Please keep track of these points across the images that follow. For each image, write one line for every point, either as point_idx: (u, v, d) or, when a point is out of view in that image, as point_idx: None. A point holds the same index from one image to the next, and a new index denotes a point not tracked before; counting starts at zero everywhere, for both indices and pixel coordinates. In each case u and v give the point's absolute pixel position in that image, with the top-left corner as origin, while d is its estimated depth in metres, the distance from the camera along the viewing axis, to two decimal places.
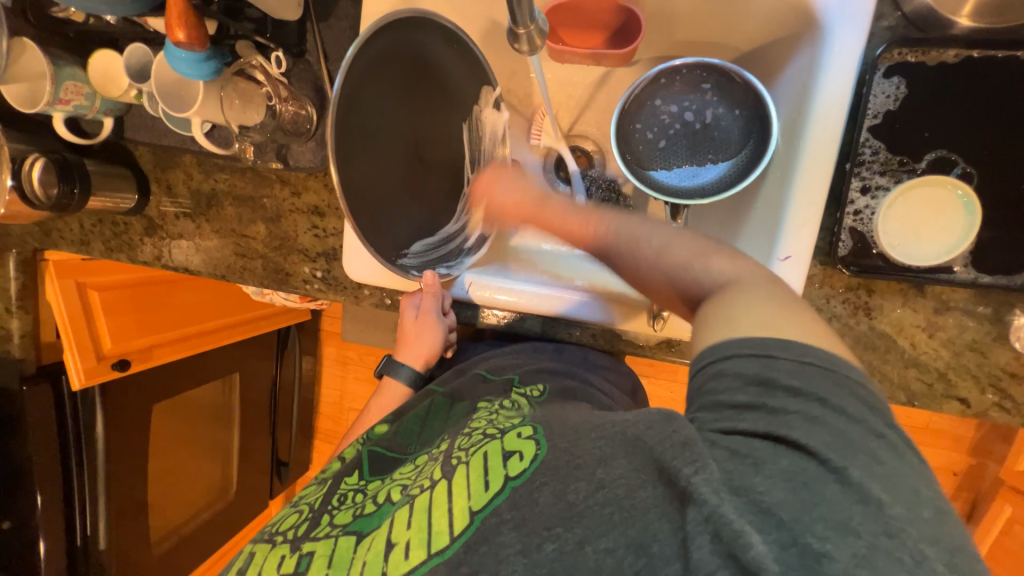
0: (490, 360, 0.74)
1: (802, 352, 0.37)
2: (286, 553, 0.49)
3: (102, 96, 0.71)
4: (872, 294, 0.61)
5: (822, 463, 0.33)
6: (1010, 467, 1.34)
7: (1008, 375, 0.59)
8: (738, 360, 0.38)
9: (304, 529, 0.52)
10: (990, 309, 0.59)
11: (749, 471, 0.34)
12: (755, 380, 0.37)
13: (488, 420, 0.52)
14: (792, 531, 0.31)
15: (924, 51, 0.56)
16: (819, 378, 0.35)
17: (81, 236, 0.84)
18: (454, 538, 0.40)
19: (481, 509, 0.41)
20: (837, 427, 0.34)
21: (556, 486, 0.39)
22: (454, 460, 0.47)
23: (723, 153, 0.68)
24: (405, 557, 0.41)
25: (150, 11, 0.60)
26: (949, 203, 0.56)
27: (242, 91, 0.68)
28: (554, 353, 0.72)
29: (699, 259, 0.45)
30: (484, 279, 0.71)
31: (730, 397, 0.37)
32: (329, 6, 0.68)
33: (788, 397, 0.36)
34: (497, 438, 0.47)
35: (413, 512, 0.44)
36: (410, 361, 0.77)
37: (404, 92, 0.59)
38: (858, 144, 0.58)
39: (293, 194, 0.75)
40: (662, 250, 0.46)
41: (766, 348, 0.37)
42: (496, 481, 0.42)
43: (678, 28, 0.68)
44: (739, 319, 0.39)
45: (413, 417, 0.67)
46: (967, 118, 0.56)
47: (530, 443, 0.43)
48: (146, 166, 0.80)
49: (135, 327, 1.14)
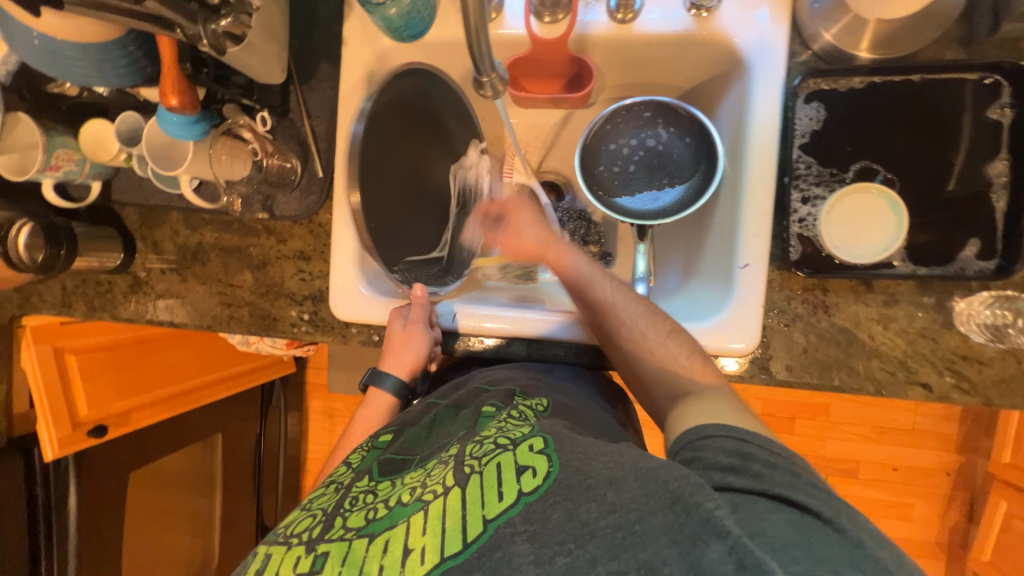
0: (487, 375, 0.74)
1: (769, 445, 0.47)
2: (302, 554, 0.49)
3: (91, 162, 0.74)
4: (827, 293, 0.66)
5: (815, 518, 0.40)
6: (999, 460, 1.36)
7: (961, 357, 0.63)
8: (718, 440, 0.48)
9: (319, 530, 0.51)
10: (934, 298, 0.64)
11: (755, 519, 0.40)
12: (736, 452, 0.46)
13: (497, 428, 0.54)
14: (804, 564, 0.36)
15: (834, 80, 0.65)
16: (780, 451, 0.46)
17: (62, 298, 0.85)
18: (467, 545, 0.43)
19: (494, 517, 0.44)
20: (811, 489, 0.43)
21: (568, 506, 0.42)
22: (466, 467, 0.49)
23: (678, 178, 0.75)
24: (422, 561, 0.43)
25: (143, 84, 0.64)
26: (877, 206, 0.62)
27: (229, 148, 0.72)
28: (545, 371, 0.73)
29: (688, 364, 0.59)
30: (472, 307, 0.74)
31: (716, 462, 0.46)
32: (311, 70, 0.75)
33: (768, 466, 0.44)
34: (509, 449, 0.49)
35: (428, 519, 0.46)
36: (393, 372, 0.74)
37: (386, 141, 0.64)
38: (792, 161, 0.66)
39: (278, 241, 0.78)
40: (668, 337, 0.61)
41: (739, 433, 0.48)
42: (510, 493, 0.45)
43: (626, 74, 0.77)
44: (726, 415, 0.51)
45: (419, 427, 0.67)
46: (879, 133, 0.65)
47: (542, 459, 0.47)
48: (132, 226, 0.82)
49: (115, 390, 1.12)
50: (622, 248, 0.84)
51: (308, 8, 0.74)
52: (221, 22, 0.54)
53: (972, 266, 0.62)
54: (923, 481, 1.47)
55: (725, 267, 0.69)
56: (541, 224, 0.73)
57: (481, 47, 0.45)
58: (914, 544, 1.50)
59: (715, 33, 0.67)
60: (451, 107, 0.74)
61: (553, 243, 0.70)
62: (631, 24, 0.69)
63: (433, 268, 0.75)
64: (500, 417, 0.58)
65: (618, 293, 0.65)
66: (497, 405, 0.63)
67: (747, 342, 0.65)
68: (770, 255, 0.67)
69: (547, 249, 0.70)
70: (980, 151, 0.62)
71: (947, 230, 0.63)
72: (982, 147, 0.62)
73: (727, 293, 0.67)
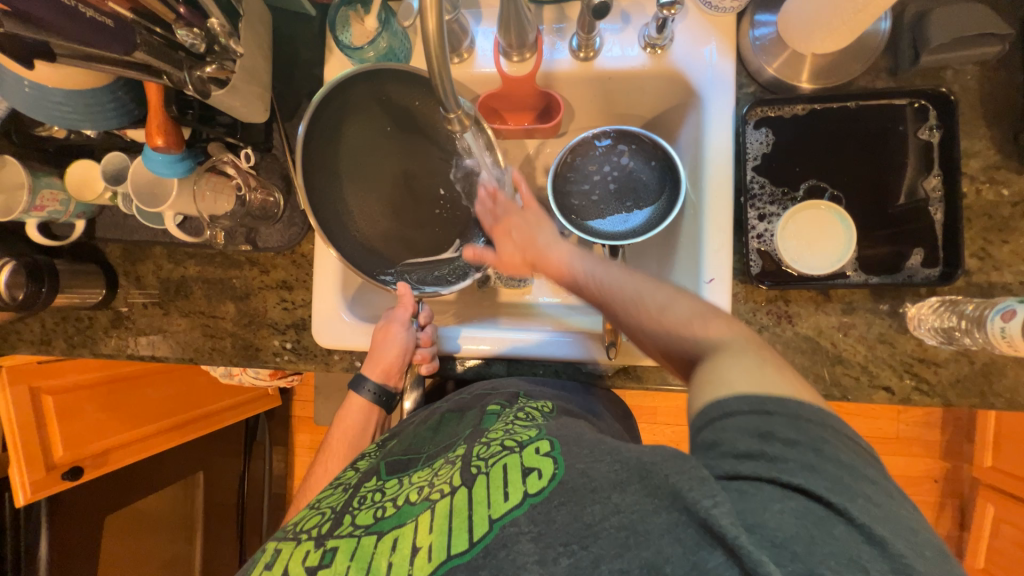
0: (491, 382, 0.74)
1: (794, 412, 0.42)
2: (311, 549, 0.52)
3: (77, 202, 0.76)
4: (789, 303, 0.69)
5: (829, 507, 0.38)
6: (981, 464, 1.36)
7: (918, 361, 0.66)
8: (739, 417, 0.43)
9: (327, 527, 0.54)
10: (888, 305, 0.67)
11: (759, 510, 0.38)
12: (757, 433, 0.42)
13: (505, 429, 0.56)
14: (806, 563, 0.35)
15: (779, 108, 0.70)
16: (811, 431, 0.41)
17: (41, 336, 0.84)
18: (475, 543, 0.44)
19: (500, 516, 0.45)
20: (835, 474, 0.39)
21: (571, 507, 0.43)
22: (474, 468, 0.51)
23: (646, 201, 0.79)
24: (429, 558, 0.45)
25: (131, 126, 0.67)
26: (829, 221, 0.66)
27: (213, 185, 0.74)
28: (545, 383, 0.73)
29: (699, 318, 0.53)
30: (473, 332, 0.75)
31: (733, 447, 0.42)
32: (293, 108, 0.78)
33: (786, 446, 0.40)
34: (516, 451, 0.51)
35: (435, 517, 0.48)
36: (369, 373, 0.74)
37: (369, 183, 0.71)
38: (747, 182, 0.70)
39: (261, 273, 0.80)
40: (665, 305, 0.55)
41: (763, 405, 0.43)
42: (516, 493, 0.46)
43: (594, 107, 0.82)
44: (744, 379, 0.45)
45: (427, 428, 0.68)
46: (825, 155, 0.70)
47: (548, 462, 0.48)
48: (116, 262, 0.82)
49: (92, 430, 1.09)
50: None
51: (291, 52, 0.78)
52: (206, 69, 0.58)
53: (919, 273, 0.66)
54: (913, 490, 1.48)
55: (692, 282, 0.72)
56: (533, 230, 0.69)
57: (444, 86, 0.46)
58: None
59: (670, 68, 0.72)
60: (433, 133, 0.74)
61: (548, 247, 0.67)
62: (592, 62, 0.74)
63: (444, 268, 0.73)
64: (506, 418, 0.60)
65: (612, 273, 0.61)
66: (502, 404, 0.64)
67: None
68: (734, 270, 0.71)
69: (539, 253, 0.67)
70: (915, 168, 0.68)
71: (895, 239, 0.67)
72: (918, 164, 0.67)
73: None
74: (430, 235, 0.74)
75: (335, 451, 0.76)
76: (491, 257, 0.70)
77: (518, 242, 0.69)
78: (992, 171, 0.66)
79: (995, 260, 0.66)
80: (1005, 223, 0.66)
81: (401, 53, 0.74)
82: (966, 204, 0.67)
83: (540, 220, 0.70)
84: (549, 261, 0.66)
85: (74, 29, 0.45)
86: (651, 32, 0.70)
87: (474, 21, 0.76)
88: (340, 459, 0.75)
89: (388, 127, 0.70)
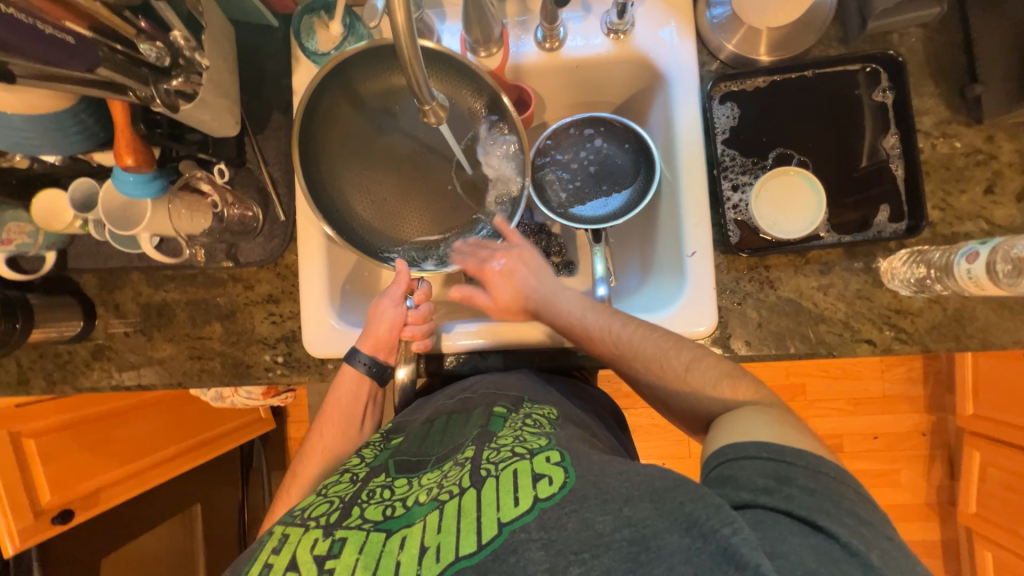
0: (493, 381, 0.72)
1: (814, 464, 0.46)
2: (319, 537, 0.51)
3: (45, 233, 0.74)
4: (770, 269, 0.72)
5: (846, 548, 0.40)
6: (963, 413, 1.41)
7: (895, 312, 0.69)
8: (757, 462, 0.47)
9: (336, 516, 0.53)
10: (862, 262, 0.70)
11: (779, 542, 0.40)
12: (774, 476, 0.46)
13: (515, 437, 0.57)
14: None
15: (741, 82, 0.73)
16: (829, 484, 0.45)
17: (19, 376, 0.81)
18: (483, 546, 0.45)
19: (510, 521, 0.46)
20: (850, 520, 0.42)
21: (583, 514, 0.44)
22: (483, 470, 0.52)
23: (623, 183, 0.80)
24: (437, 559, 0.45)
25: (99, 148, 0.66)
26: (799, 185, 0.69)
27: (189, 203, 0.73)
28: (544, 381, 0.73)
29: (728, 382, 0.59)
30: (463, 326, 0.76)
31: (751, 481, 0.46)
32: (263, 121, 0.78)
33: (804, 492, 0.44)
34: (526, 458, 0.52)
35: (443, 518, 0.48)
36: (363, 346, 0.72)
37: (366, 164, 0.73)
38: (718, 155, 0.73)
39: (246, 288, 0.79)
40: (689, 366, 0.62)
41: (784, 455, 0.47)
42: (526, 499, 0.47)
43: (564, 96, 0.84)
44: (762, 432, 0.50)
45: (435, 429, 0.65)
46: (788, 124, 0.73)
47: (559, 470, 0.49)
48: (92, 292, 0.80)
49: (81, 470, 1.06)
50: (582, 255, 0.89)
51: (256, 65, 0.78)
52: (172, 82, 0.57)
53: (887, 229, 0.69)
54: (903, 444, 1.52)
55: (676, 257, 0.73)
56: (534, 278, 0.72)
57: (416, 75, 0.46)
58: (906, 510, 1.53)
59: (633, 52, 0.74)
60: (407, 128, 0.74)
61: (557, 299, 0.71)
62: (558, 51, 0.75)
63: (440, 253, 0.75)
64: (515, 424, 0.60)
65: (635, 331, 0.65)
66: (508, 407, 0.64)
67: (703, 327, 0.69)
68: (714, 242, 0.73)
69: (551, 304, 0.71)
70: (873, 129, 0.71)
71: (862, 199, 0.70)
72: (876, 126, 0.71)
73: (681, 281, 0.71)
74: (416, 224, 0.75)
75: (330, 419, 0.73)
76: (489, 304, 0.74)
77: (517, 290, 0.72)
78: (944, 126, 0.70)
79: (956, 211, 0.69)
80: (961, 174, 0.69)
81: None
82: (924, 159, 0.70)
83: (541, 267, 0.74)
84: (559, 313, 0.70)
85: (33, 46, 0.44)
86: (613, 18, 0.72)
87: (438, 19, 0.77)
88: (335, 426, 0.73)
89: (393, 109, 0.73)
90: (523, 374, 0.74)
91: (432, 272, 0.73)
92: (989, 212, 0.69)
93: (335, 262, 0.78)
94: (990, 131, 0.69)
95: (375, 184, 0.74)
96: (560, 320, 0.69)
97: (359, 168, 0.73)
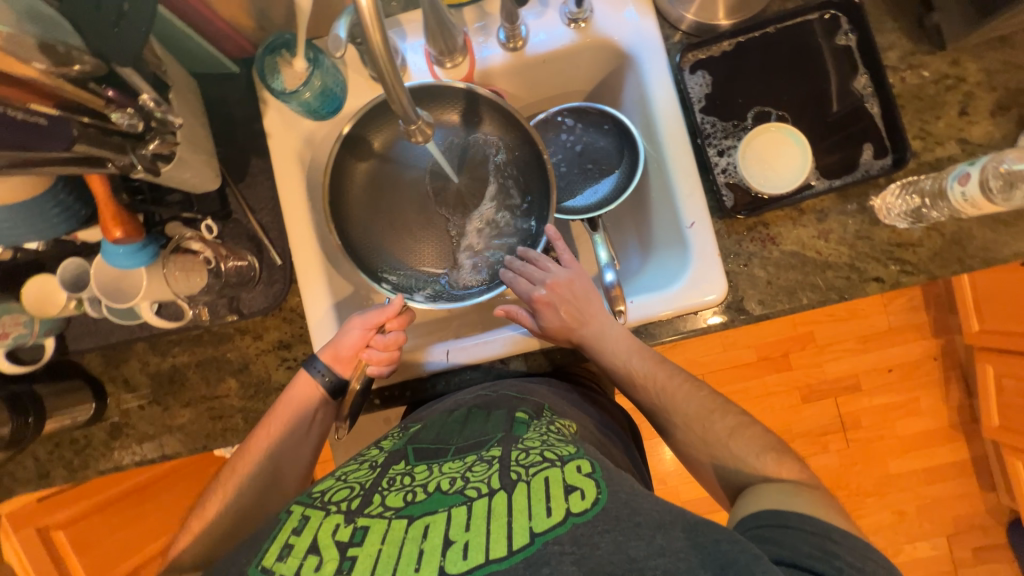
0: (517, 383, 0.73)
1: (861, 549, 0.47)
2: (341, 522, 0.50)
3: (39, 319, 0.72)
4: (769, 226, 0.72)
5: None
6: (970, 330, 1.44)
7: (896, 246, 0.70)
8: (799, 530, 0.49)
9: (357, 502, 0.52)
10: (856, 204, 0.71)
11: None
12: (819, 550, 0.47)
13: (542, 440, 0.57)
14: None
15: (706, 49, 0.74)
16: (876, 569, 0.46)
17: (37, 471, 0.79)
18: (514, 551, 0.44)
19: (543, 532, 0.45)
20: None
21: (616, 535, 0.45)
22: (513, 473, 0.52)
23: (607, 165, 0.81)
24: (464, 557, 0.44)
25: (82, 227, 0.65)
26: (783, 139, 0.70)
27: (183, 265, 0.72)
28: (566, 394, 0.73)
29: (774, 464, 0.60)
30: (459, 342, 0.75)
31: (794, 550, 0.47)
32: (243, 169, 0.77)
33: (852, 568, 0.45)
34: (557, 465, 0.52)
35: (470, 515, 0.48)
36: (322, 356, 0.71)
37: (380, 191, 0.79)
38: (699, 124, 0.74)
39: (255, 339, 0.78)
40: (732, 432, 0.64)
41: (829, 533, 0.48)
42: (559, 510, 0.47)
43: (535, 91, 0.84)
44: (801, 504, 0.52)
45: (453, 420, 0.65)
46: (759, 82, 0.74)
47: (591, 484, 0.49)
48: (98, 371, 0.79)
49: (114, 553, 1.04)
50: (580, 245, 0.89)
51: (224, 114, 0.77)
52: (149, 147, 0.56)
53: (874, 166, 0.70)
54: (918, 372, 1.55)
55: (675, 230, 0.73)
56: (581, 305, 0.71)
57: (398, 98, 0.46)
58: (932, 435, 1.55)
59: (597, 38, 0.75)
60: None
61: (607, 336, 0.70)
62: (522, 50, 0.75)
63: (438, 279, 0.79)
64: (541, 429, 0.60)
65: (670, 378, 0.69)
66: (530, 414, 0.64)
67: (715, 294, 0.69)
68: (710, 209, 0.73)
69: (600, 342, 0.70)
70: (843, 72, 0.72)
71: (843, 141, 0.72)
72: (844, 69, 0.72)
73: (684, 254, 0.72)
74: (424, 255, 0.80)
75: (278, 414, 0.71)
76: (537, 331, 0.72)
77: (567, 320, 0.70)
78: (910, 58, 0.71)
79: (936, 137, 0.71)
80: (934, 101, 0.71)
81: (337, 87, 0.73)
82: (896, 93, 0.71)
83: (590, 296, 0.72)
84: (604, 354, 0.70)
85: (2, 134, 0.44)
86: (571, 7, 0.72)
87: (399, 38, 0.76)
88: (283, 423, 0.70)
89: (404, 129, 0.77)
90: (546, 383, 0.75)
91: (423, 307, 0.74)
92: (967, 133, 0.70)
93: (336, 285, 0.77)
94: (954, 56, 0.71)
95: (394, 214, 0.80)
96: (608, 358, 0.70)
97: (384, 201, 0.80)
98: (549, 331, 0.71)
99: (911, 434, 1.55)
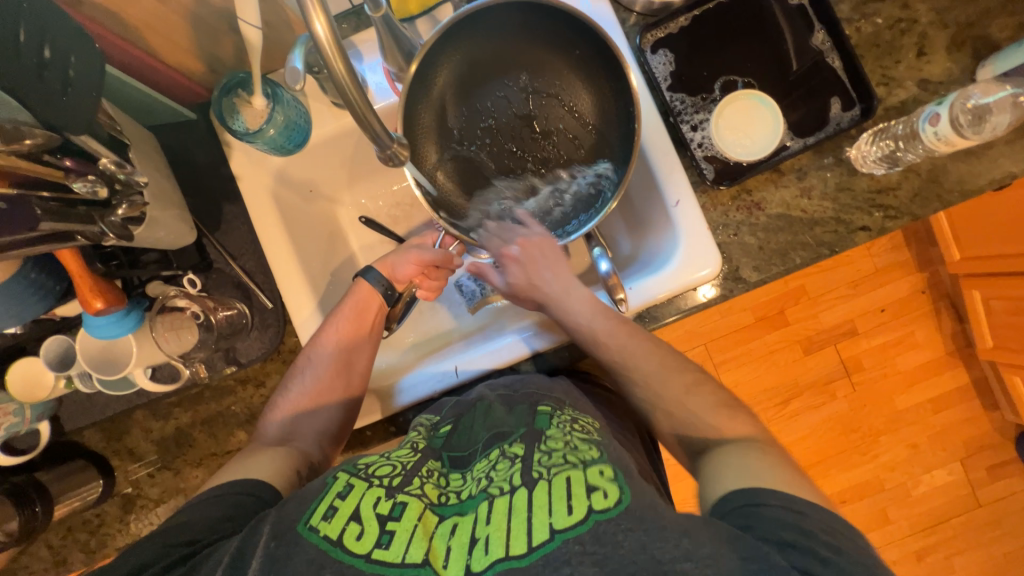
0: (539, 381, 0.71)
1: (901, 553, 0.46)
2: (381, 497, 0.51)
3: (29, 405, 0.69)
4: (752, 193, 0.73)
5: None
6: (952, 259, 1.48)
7: (877, 193, 0.71)
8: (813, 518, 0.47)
9: (398, 480, 0.54)
10: (832, 157, 0.72)
11: None
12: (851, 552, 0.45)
13: (563, 436, 0.56)
14: None
15: (664, 27, 0.74)
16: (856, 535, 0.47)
17: (54, 559, 0.76)
18: (534, 548, 0.44)
19: (563, 529, 0.45)
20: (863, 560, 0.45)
21: (639, 534, 0.44)
22: (534, 471, 0.51)
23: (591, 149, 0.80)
24: (486, 552, 0.45)
25: (60, 303, 0.62)
26: (752, 106, 0.71)
27: (171, 323, 0.70)
28: (580, 390, 0.72)
29: None
30: (466, 356, 0.75)
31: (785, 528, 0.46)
32: (216, 217, 0.75)
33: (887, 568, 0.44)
34: (578, 464, 0.51)
35: (493, 511, 0.48)
36: (376, 267, 0.77)
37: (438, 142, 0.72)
38: (669, 102, 0.74)
39: (257, 387, 0.76)
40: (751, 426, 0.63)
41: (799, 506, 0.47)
42: (580, 507, 0.46)
43: None
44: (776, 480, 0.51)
45: (488, 407, 0.65)
46: (721, 52, 0.74)
47: (613, 483, 0.48)
48: (100, 446, 0.76)
49: None
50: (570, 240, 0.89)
51: (187, 163, 0.75)
52: (117, 211, 0.54)
53: (844, 119, 0.72)
54: (910, 306, 1.59)
55: (660, 210, 0.73)
56: (546, 266, 0.71)
57: (371, 125, 0.43)
58: (932, 364, 1.60)
59: None
60: None
61: (570, 299, 0.70)
62: None
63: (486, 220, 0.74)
64: (563, 423, 0.60)
65: (640, 349, 0.67)
66: (553, 405, 0.63)
67: (710, 268, 0.69)
68: (692, 184, 0.74)
69: (559, 305, 0.70)
70: (799, 31, 0.73)
71: (810, 98, 0.73)
72: (800, 28, 0.73)
73: (674, 233, 0.71)
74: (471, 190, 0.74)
75: (342, 313, 0.72)
76: (506, 289, 0.75)
77: (530, 281, 0.71)
78: (862, 7, 0.72)
79: (898, 81, 0.72)
80: (891, 46, 0.72)
81: (300, 119, 0.72)
82: (854, 44, 0.72)
83: (557, 258, 0.71)
84: (568, 315, 0.70)
85: None
86: None
87: (356, 60, 0.75)
88: (347, 325, 0.72)
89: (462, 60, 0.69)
90: (565, 381, 0.73)
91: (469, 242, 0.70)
92: (926, 73, 0.71)
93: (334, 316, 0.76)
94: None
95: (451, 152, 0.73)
96: (567, 319, 0.70)
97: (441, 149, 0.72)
98: (517, 289, 0.73)
99: (911, 368, 1.59)
